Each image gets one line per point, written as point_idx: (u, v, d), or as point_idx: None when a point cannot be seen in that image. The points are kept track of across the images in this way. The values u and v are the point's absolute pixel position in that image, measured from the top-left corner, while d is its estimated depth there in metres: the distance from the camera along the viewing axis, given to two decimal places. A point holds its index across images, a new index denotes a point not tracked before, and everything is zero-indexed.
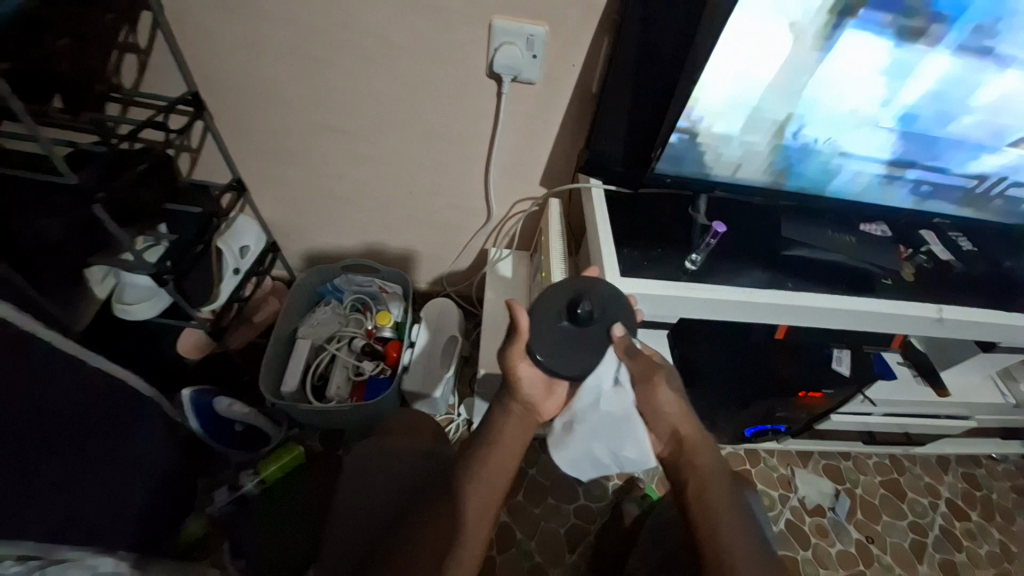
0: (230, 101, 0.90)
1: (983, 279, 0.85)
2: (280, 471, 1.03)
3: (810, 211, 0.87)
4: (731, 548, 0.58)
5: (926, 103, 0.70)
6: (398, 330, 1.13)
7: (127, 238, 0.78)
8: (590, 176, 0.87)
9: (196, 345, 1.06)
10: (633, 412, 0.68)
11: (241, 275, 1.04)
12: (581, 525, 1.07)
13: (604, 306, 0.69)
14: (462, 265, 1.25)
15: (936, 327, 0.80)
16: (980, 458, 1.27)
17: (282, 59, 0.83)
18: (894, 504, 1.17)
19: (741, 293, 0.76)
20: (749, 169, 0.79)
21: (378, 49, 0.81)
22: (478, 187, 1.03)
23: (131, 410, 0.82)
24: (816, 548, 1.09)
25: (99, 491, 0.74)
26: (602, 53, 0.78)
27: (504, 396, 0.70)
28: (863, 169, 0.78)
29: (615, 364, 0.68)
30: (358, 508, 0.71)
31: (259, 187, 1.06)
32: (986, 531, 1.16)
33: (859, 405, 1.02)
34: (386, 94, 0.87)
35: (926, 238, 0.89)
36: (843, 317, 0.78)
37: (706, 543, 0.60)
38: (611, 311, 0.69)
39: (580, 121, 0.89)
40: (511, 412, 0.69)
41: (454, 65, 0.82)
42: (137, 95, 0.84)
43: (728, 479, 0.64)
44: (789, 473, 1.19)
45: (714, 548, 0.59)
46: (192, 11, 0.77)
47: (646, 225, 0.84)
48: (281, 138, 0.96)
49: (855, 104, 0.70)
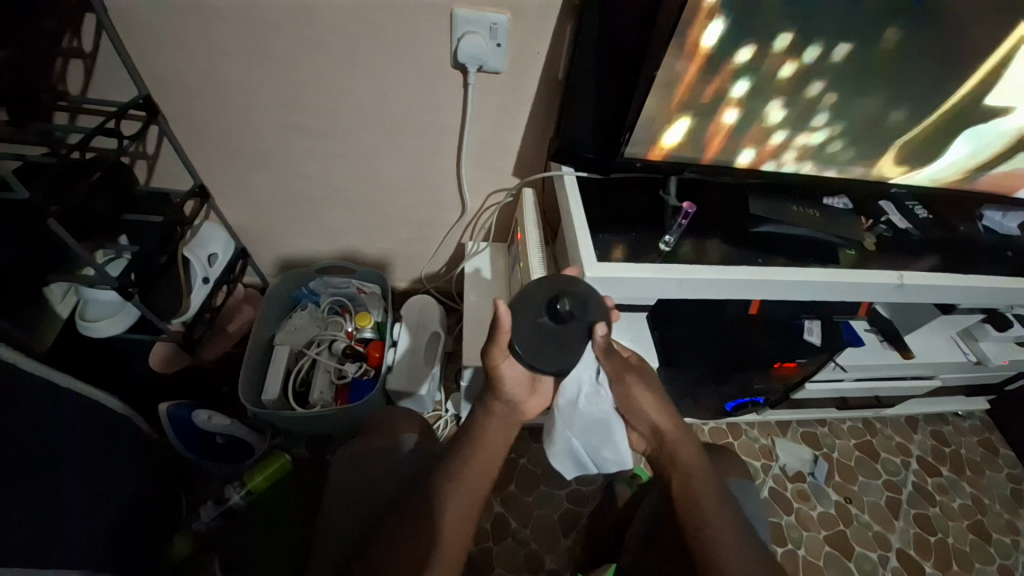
0: (187, 104, 0.87)
1: (939, 244, 0.90)
2: (265, 482, 1.02)
3: (776, 189, 0.89)
4: (719, 540, 0.58)
5: (884, 70, 0.71)
6: (380, 330, 1.14)
7: (85, 252, 0.74)
8: (562, 164, 0.87)
9: (167, 359, 1.02)
10: (613, 416, 0.72)
11: (211, 284, 1.01)
12: (574, 510, 1.09)
13: (585, 304, 0.68)
14: (440, 261, 1.24)
15: (899, 293, 0.84)
16: (946, 416, 1.34)
17: (239, 57, 0.80)
18: (868, 465, 1.23)
19: (714, 271, 0.77)
20: (712, 146, 0.80)
21: (339, 44, 0.79)
22: (451, 181, 1.03)
23: (104, 430, 0.79)
24: (799, 513, 1.14)
25: (78, 516, 0.71)
26: (565, 40, 0.78)
27: (485, 396, 0.70)
28: (823, 141, 0.80)
29: (594, 366, 0.70)
30: (345, 514, 0.70)
31: (224, 192, 1.03)
32: (955, 484, 1.22)
33: (831, 373, 1.06)
34: (350, 90, 0.85)
35: (885, 209, 0.93)
36: (811, 288, 0.81)
37: (695, 537, 0.60)
38: (591, 310, 0.68)
39: (548, 109, 0.89)
40: (493, 411, 0.69)
41: (418, 57, 0.81)
42: (86, 103, 0.81)
43: (712, 472, 0.65)
44: (770, 443, 1.23)
45: (703, 543, 0.59)
46: (138, 11, 0.74)
47: (620, 210, 0.85)
48: (244, 139, 0.93)
49: (809, 81, 0.72)
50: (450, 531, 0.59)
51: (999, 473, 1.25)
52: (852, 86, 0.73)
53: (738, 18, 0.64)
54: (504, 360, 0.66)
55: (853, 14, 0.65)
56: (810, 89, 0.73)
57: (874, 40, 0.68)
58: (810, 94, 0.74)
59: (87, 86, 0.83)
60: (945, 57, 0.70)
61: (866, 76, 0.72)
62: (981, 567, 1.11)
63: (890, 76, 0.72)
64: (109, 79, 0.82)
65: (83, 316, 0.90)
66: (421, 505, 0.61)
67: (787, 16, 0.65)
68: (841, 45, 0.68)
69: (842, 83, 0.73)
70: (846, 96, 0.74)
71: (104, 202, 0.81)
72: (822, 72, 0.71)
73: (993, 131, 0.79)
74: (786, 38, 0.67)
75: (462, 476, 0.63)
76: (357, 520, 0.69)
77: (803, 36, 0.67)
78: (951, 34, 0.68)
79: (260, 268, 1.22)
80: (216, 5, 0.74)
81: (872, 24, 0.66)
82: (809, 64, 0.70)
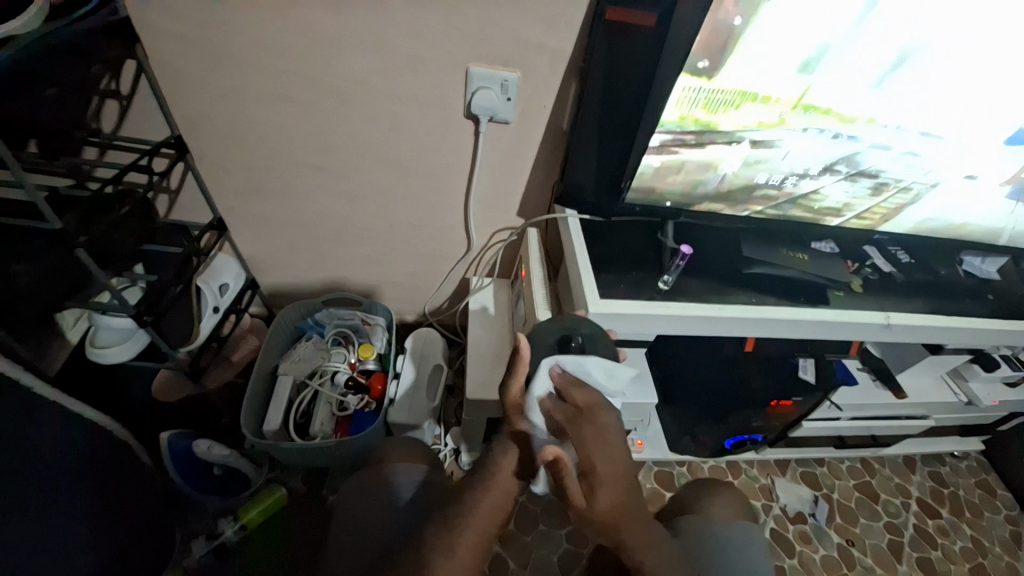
0: (213, 144, 0.92)
1: (921, 285, 0.95)
2: (260, 517, 1.00)
3: (767, 232, 0.94)
4: None
5: (862, 132, 0.77)
6: (382, 362, 1.14)
7: (105, 278, 0.79)
8: (566, 206, 0.92)
9: (170, 387, 1.04)
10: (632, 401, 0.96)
11: (220, 314, 1.03)
12: (574, 550, 1.07)
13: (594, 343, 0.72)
14: (444, 295, 1.27)
15: (887, 333, 0.87)
16: (943, 456, 1.34)
17: (265, 103, 0.86)
18: (868, 506, 1.22)
19: (710, 309, 0.81)
20: (706, 190, 0.85)
21: (360, 94, 0.85)
22: (458, 219, 1.07)
23: (104, 457, 0.79)
24: (801, 555, 1.12)
25: (70, 548, 0.70)
26: (570, 95, 0.85)
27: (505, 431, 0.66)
28: (809, 189, 0.86)
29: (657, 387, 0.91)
30: (345, 551, 0.69)
31: (239, 226, 1.07)
32: (956, 527, 1.21)
33: (826, 411, 1.08)
34: (368, 134, 0.91)
35: (870, 253, 0.98)
36: (801, 327, 0.85)
37: None
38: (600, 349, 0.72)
39: (553, 156, 0.95)
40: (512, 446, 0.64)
41: (433, 107, 0.87)
42: (117, 140, 0.85)
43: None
44: (770, 483, 1.23)
45: None
46: (176, 61, 0.80)
47: (621, 250, 0.89)
48: (263, 177, 0.98)
49: (794, 138, 0.78)
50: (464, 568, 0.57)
51: (999, 516, 1.25)
52: (835, 144, 0.79)
53: (729, 82, 0.70)
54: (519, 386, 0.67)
55: (836, 82, 0.71)
56: (796, 146, 0.79)
57: (853, 106, 0.74)
58: (797, 150, 0.79)
59: (120, 125, 0.88)
60: (918, 123, 0.76)
61: (847, 137, 0.78)
62: None
63: (868, 137, 0.78)
64: (142, 119, 0.88)
65: (93, 342, 0.92)
66: (432, 540, 0.58)
67: (774, 83, 0.71)
68: (825, 109, 0.74)
69: (826, 142, 0.78)
70: (829, 153, 0.80)
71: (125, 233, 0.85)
72: (806, 132, 0.77)
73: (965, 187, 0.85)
74: (773, 102, 0.73)
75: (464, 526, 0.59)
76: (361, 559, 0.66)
77: (789, 100, 0.73)
78: (929, 97, 0.73)
79: (267, 299, 1.25)
80: (249, 58, 0.80)
81: (852, 92, 0.72)
82: (793, 125, 0.76)
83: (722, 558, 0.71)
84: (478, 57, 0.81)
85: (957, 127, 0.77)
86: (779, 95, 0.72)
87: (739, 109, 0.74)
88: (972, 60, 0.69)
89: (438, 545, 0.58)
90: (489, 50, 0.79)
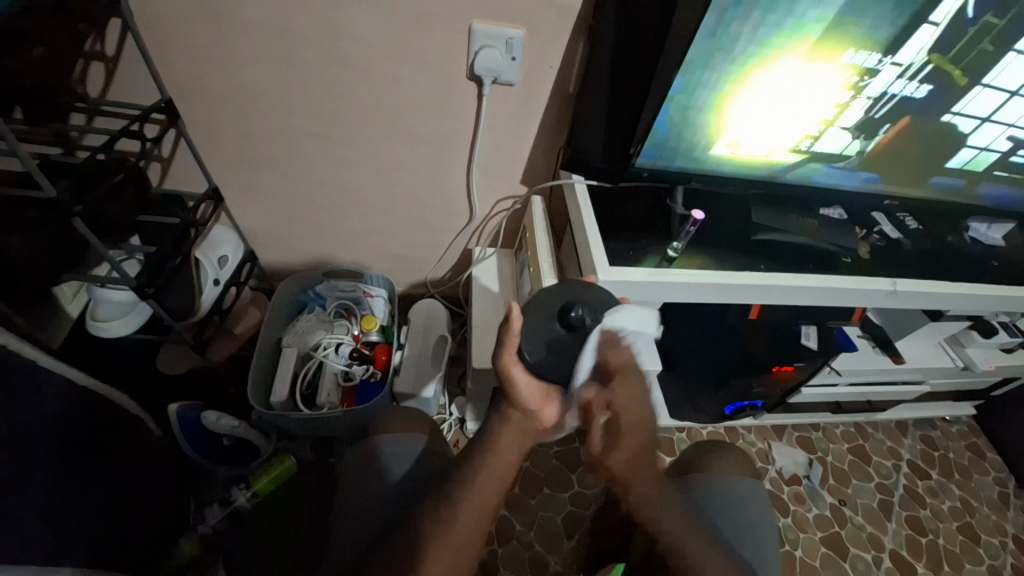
0: (205, 109, 0.89)
1: (928, 252, 0.95)
2: (271, 484, 1.03)
3: (775, 199, 0.93)
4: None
5: (872, 94, 0.76)
6: (386, 333, 1.14)
7: (104, 248, 0.77)
8: (572, 172, 0.90)
9: (176, 359, 1.04)
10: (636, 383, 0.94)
11: (221, 287, 1.02)
12: (577, 512, 1.11)
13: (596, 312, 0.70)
14: (445, 266, 1.26)
15: (891, 299, 0.88)
16: (934, 421, 1.38)
17: (259, 64, 0.83)
18: (861, 468, 1.26)
19: (716, 276, 0.81)
20: (712, 156, 0.83)
21: (358, 54, 0.81)
22: (460, 188, 1.05)
23: (114, 428, 0.79)
24: (795, 514, 1.17)
25: (90, 516, 0.71)
26: (577, 55, 0.82)
27: (502, 403, 0.68)
28: (816, 155, 0.84)
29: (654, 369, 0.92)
30: (354, 517, 0.70)
31: (236, 196, 1.04)
32: (945, 487, 1.26)
33: (825, 377, 1.10)
34: (367, 98, 0.88)
35: (877, 219, 0.97)
36: (809, 293, 0.85)
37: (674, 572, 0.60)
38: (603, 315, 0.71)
39: (558, 120, 0.93)
40: (508, 419, 0.66)
41: (435, 68, 0.84)
42: (105, 105, 0.82)
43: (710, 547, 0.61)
44: (766, 447, 1.26)
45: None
46: (164, 19, 0.76)
47: (628, 218, 0.88)
48: (258, 143, 0.95)
49: (809, 100, 0.75)
50: (464, 541, 0.58)
51: (986, 476, 1.30)
52: (845, 107, 0.77)
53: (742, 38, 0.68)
54: (517, 368, 0.66)
55: (852, 39, 0.69)
56: (810, 109, 0.77)
57: (865, 66, 0.72)
58: (810, 114, 0.77)
59: (106, 89, 0.83)
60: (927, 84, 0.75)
61: (856, 98, 0.76)
62: (972, 569, 1.14)
63: (877, 99, 0.76)
64: (130, 83, 0.84)
65: (93, 314, 0.92)
66: (434, 508, 0.59)
67: (788, 39, 0.68)
68: (840, 67, 0.72)
69: (835, 105, 0.77)
70: (838, 116, 0.78)
71: (120, 204, 0.82)
72: (817, 94, 0.75)
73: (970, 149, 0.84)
74: (783, 61, 0.71)
75: (455, 501, 0.59)
76: (371, 521, 0.69)
77: (803, 58, 0.70)
78: (940, 52, 0.72)
79: (266, 271, 1.23)
80: (241, 15, 0.76)
81: (867, 49, 0.70)
82: (804, 86, 0.74)
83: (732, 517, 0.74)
84: (482, 13, 0.77)
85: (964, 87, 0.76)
86: (793, 52, 0.70)
87: (749, 68, 0.71)
88: (980, 14, 0.68)
89: (441, 513, 0.59)
90: (494, 6, 0.76)
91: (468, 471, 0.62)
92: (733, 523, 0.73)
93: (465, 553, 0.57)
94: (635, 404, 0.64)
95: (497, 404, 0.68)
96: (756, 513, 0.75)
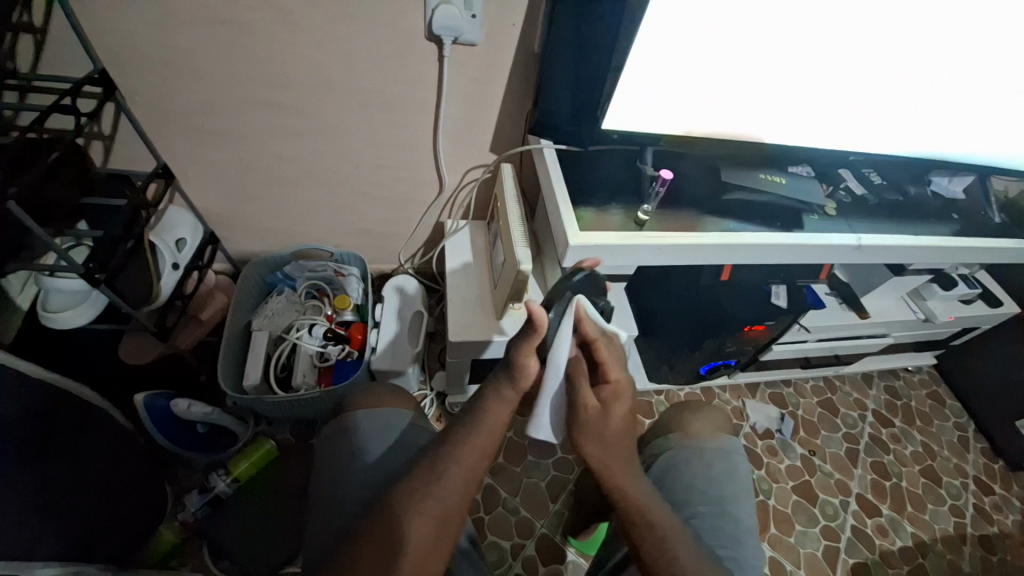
0: (148, 82, 0.83)
1: (889, 206, 0.97)
2: (252, 469, 1.00)
3: (745, 157, 0.92)
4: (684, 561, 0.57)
5: (845, 43, 0.73)
6: (360, 312, 1.12)
7: (47, 235, 0.71)
8: (541, 136, 0.89)
9: (138, 348, 1.00)
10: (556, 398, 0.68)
11: (180, 271, 0.97)
12: (561, 477, 1.13)
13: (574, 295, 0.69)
14: (419, 241, 1.24)
15: (857, 254, 0.90)
16: (898, 371, 1.45)
17: (201, 29, 0.76)
18: (830, 420, 1.32)
19: (689, 237, 0.82)
20: (682, 113, 0.81)
21: (308, 13, 0.76)
22: (428, 158, 1.02)
23: (81, 422, 0.75)
24: (768, 466, 1.22)
25: (60, 505, 0.69)
26: (540, 11, 0.79)
27: (499, 376, 0.66)
28: (789, 109, 0.82)
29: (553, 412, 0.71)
30: (332, 497, 0.69)
31: (190, 174, 0.99)
32: (907, 433, 1.33)
33: (796, 334, 1.13)
34: (323, 63, 0.83)
35: (844, 176, 0.97)
36: (776, 251, 0.86)
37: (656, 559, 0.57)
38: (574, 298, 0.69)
39: (525, 82, 0.90)
40: (504, 396, 0.65)
41: (392, 28, 0.79)
42: (37, 80, 0.76)
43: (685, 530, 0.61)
44: (741, 404, 1.31)
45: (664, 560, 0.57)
46: None
47: (599, 182, 0.88)
48: (210, 116, 0.89)
49: (774, 44, 0.72)
50: (444, 518, 0.57)
51: (946, 422, 1.37)
52: (819, 51, 0.74)
53: None
54: (533, 359, 0.64)
55: None
56: (776, 54, 0.73)
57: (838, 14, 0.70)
58: (778, 58, 0.74)
59: (37, 62, 0.77)
60: (905, 32, 0.73)
61: (822, 43, 0.73)
62: (934, 508, 1.22)
63: (842, 46, 0.74)
64: (61, 54, 0.77)
65: (44, 305, 0.87)
66: (413, 485, 0.58)
67: None
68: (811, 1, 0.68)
69: (810, 56, 0.74)
70: (809, 65, 0.75)
71: (61, 185, 0.77)
72: (785, 49, 0.73)
73: (930, 111, 0.85)
74: None
75: (435, 476, 0.58)
76: (346, 496, 0.68)
77: None
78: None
79: (230, 252, 1.19)
80: None
81: None
82: (774, 40, 0.72)
83: (712, 484, 0.74)
84: None
85: (925, 49, 0.75)
86: None
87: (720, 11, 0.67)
88: None
89: (419, 486, 0.58)
90: None
91: (444, 444, 0.61)
92: (709, 472, 0.75)
93: (446, 524, 0.57)
94: (614, 361, 0.65)
95: (495, 374, 0.67)
96: (723, 476, 0.75)
